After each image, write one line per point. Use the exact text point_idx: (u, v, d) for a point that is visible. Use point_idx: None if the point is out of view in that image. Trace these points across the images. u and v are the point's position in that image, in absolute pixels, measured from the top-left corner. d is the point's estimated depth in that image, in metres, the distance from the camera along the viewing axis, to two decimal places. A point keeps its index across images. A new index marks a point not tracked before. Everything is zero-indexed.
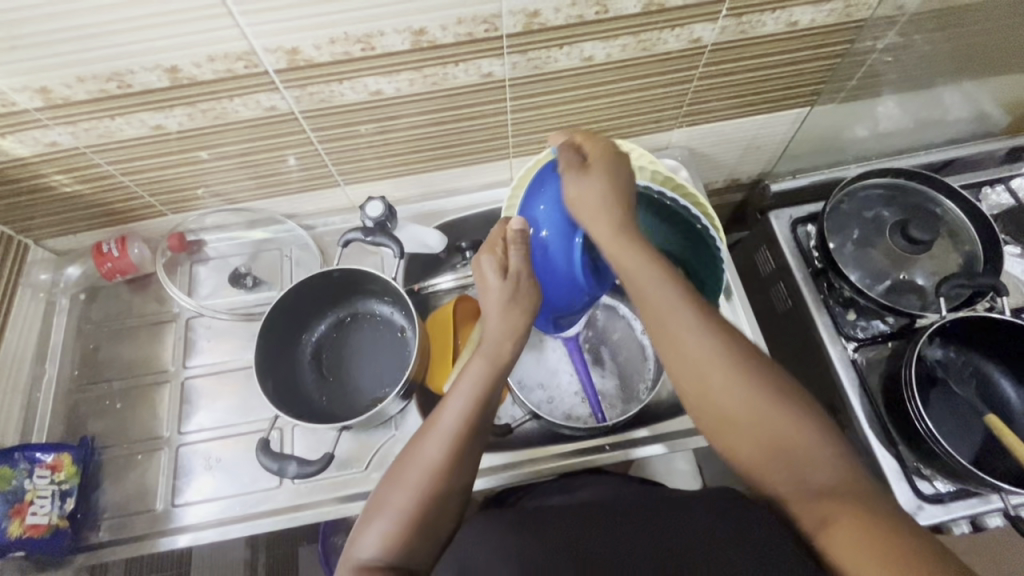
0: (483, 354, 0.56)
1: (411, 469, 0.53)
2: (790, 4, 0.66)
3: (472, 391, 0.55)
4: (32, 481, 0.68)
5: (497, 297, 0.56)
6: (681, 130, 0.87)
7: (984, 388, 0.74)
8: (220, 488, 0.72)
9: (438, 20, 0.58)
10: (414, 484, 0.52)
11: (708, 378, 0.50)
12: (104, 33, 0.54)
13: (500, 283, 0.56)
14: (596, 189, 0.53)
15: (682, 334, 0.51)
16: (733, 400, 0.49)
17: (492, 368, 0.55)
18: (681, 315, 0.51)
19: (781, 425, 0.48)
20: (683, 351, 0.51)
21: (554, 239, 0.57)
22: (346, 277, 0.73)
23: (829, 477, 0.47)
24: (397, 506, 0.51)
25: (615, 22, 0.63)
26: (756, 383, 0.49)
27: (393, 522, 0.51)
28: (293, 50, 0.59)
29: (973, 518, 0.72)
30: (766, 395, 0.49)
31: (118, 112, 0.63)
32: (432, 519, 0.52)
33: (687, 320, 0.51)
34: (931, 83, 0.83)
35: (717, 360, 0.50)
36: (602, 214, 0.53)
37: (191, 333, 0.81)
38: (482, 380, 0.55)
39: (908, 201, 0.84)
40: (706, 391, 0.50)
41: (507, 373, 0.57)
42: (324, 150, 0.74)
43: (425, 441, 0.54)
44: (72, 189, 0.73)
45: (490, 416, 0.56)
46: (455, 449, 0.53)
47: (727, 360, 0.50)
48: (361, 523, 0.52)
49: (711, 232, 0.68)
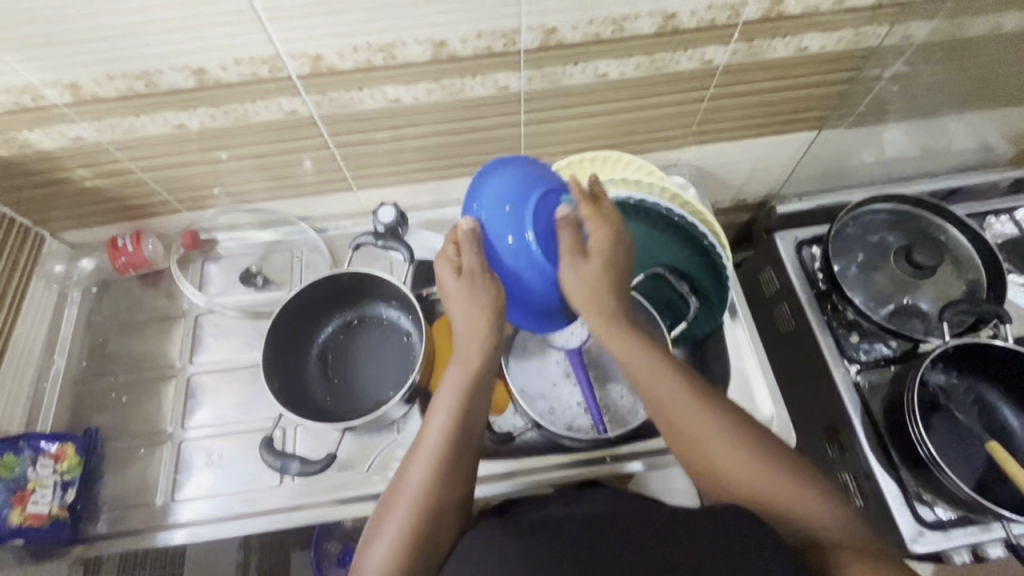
0: (456, 369, 0.58)
1: (401, 494, 0.54)
2: (801, 30, 0.68)
3: (450, 409, 0.56)
4: (35, 470, 0.68)
5: (457, 297, 0.57)
6: (690, 149, 0.88)
7: (986, 415, 0.74)
8: (220, 485, 0.72)
9: (459, 33, 0.60)
10: (403, 507, 0.53)
11: (699, 447, 0.55)
12: (136, 34, 0.56)
13: (472, 297, 0.56)
14: (597, 269, 0.56)
15: (670, 401, 0.56)
16: (716, 472, 0.54)
17: (464, 381, 0.57)
18: (672, 390, 0.56)
19: (781, 489, 0.52)
20: (683, 425, 0.55)
21: (517, 238, 0.56)
22: (354, 278, 0.74)
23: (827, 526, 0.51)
24: (392, 530, 0.53)
25: (629, 41, 0.65)
26: (746, 447, 0.54)
27: (390, 546, 0.52)
28: (317, 57, 0.60)
29: (974, 545, 0.72)
30: (754, 463, 0.53)
31: (144, 110, 0.65)
32: (427, 538, 0.53)
33: (680, 402, 0.55)
34: (937, 112, 0.85)
35: (709, 423, 0.55)
36: (600, 298, 0.56)
37: (199, 329, 0.82)
38: (457, 396, 0.57)
39: (912, 228, 0.85)
40: (705, 459, 0.54)
41: (482, 389, 0.58)
42: (340, 155, 0.76)
43: (411, 464, 0.55)
44: (93, 183, 0.75)
45: (475, 433, 0.57)
46: (440, 467, 0.54)
47: (725, 434, 0.54)
48: (361, 550, 0.54)
49: (716, 249, 0.71)
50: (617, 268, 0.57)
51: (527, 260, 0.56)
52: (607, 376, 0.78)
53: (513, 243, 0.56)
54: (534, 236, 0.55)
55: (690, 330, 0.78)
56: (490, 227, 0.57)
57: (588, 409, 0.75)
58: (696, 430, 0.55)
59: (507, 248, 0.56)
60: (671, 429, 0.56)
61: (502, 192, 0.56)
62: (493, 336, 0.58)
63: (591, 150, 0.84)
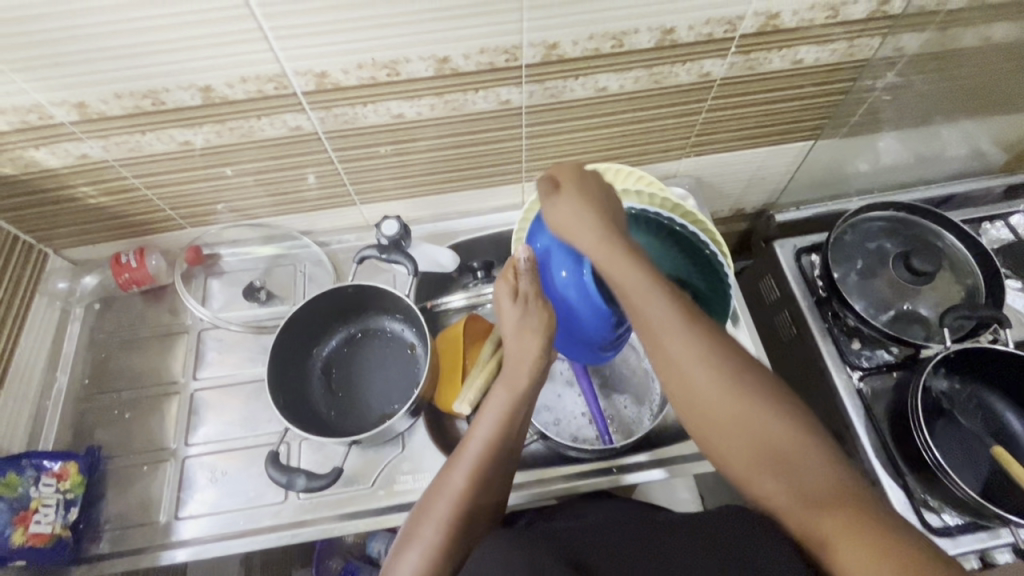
0: (505, 381, 0.59)
1: (439, 498, 0.54)
2: (797, 43, 0.69)
3: (496, 421, 0.57)
4: (37, 489, 0.67)
5: (511, 320, 0.59)
6: (690, 160, 0.89)
7: (989, 419, 0.75)
8: (223, 502, 0.72)
9: (461, 49, 0.61)
10: (441, 512, 0.53)
11: (695, 392, 0.50)
12: (143, 53, 0.56)
13: (523, 322, 0.59)
14: (569, 210, 0.57)
15: (670, 345, 0.51)
16: (702, 405, 0.50)
17: (512, 390, 0.58)
18: (666, 324, 0.51)
19: (770, 431, 0.48)
20: (667, 355, 0.51)
21: (571, 278, 0.61)
22: (359, 292, 0.75)
23: (823, 478, 0.46)
24: (428, 535, 0.52)
25: (628, 56, 0.66)
26: (741, 387, 0.49)
27: (425, 552, 0.51)
28: (322, 74, 0.61)
29: (982, 551, 0.72)
30: (745, 399, 0.49)
31: (150, 128, 0.65)
32: (461, 544, 0.53)
33: (670, 329, 0.51)
34: (931, 121, 0.86)
35: (704, 364, 0.50)
36: (580, 227, 0.56)
37: (202, 344, 0.82)
38: (506, 407, 0.57)
39: (910, 234, 0.86)
40: (702, 404, 0.50)
41: (527, 401, 0.59)
42: (343, 170, 0.77)
43: (452, 470, 0.55)
44: (97, 201, 0.75)
45: (515, 444, 0.59)
46: (482, 476, 0.55)
47: (716, 364, 0.50)
48: (394, 554, 0.53)
49: (717, 258, 0.71)
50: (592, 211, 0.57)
51: (574, 290, 0.61)
52: (609, 388, 0.79)
53: (564, 276, 0.61)
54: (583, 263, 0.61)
55: None
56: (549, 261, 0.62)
57: (593, 420, 0.75)
58: (689, 364, 0.50)
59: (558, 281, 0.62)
60: (658, 360, 0.52)
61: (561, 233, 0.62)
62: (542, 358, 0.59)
63: (592, 161, 0.84)
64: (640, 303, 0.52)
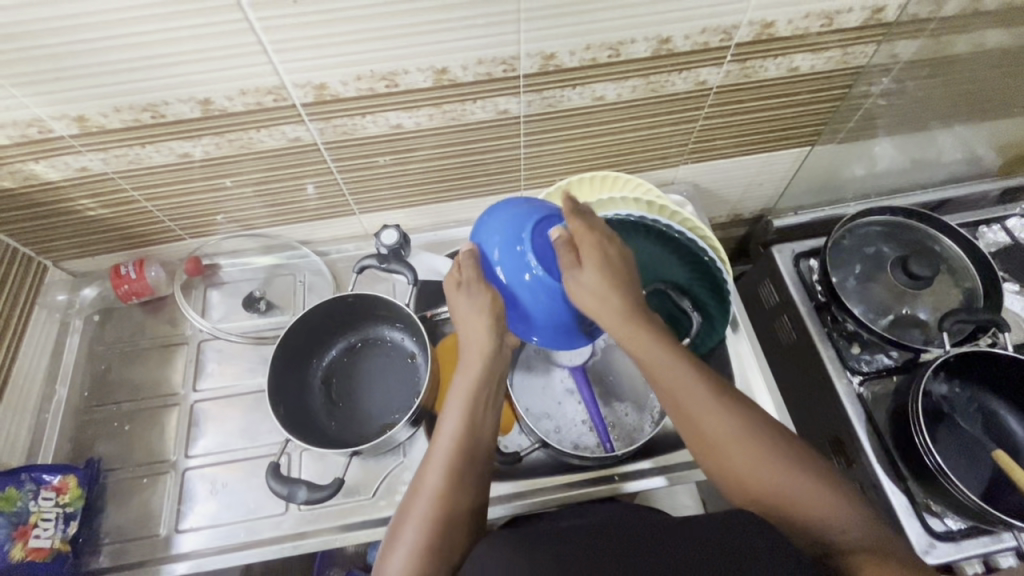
0: (461, 372, 0.61)
1: (417, 496, 0.55)
2: (792, 51, 0.70)
3: (461, 411, 0.58)
4: (36, 503, 0.67)
5: (461, 309, 0.60)
6: (687, 167, 0.90)
7: (990, 423, 0.75)
8: (223, 514, 0.71)
9: (459, 60, 0.61)
10: (419, 510, 0.54)
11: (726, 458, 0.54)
12: (142, 67, 0.57)
13: (471, 306, 0.59)
14: (595, 283, 0.56)
15: (696, 408, 0.56)
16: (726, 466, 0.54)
17: (469, 381, 0.60)
18: (690, 388, 0.56)
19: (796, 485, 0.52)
20: (696, 417, 0.56)
21: (505, 255, 0.59)
22: (358, 302, 0.75)
23: (849, 530, 0.50)
24: (409, 535, 0.53)
25: (625, 65, 0.67)
26: (761, 443, 0.54)
27: (409, 553, 0.52)
28: (321, 86, 0.62)
29: (985, 556, 0.72)
30: (767, 454, 0.54)
31: (150, 140, 0.65)
32: (446, 542, 0.53)
33: (694, 391, 0.56)
34: (926, 127, 0.87)
35: (728, 426, 0.55)
36: (611, 306, 0.56)
37: (202, 355, 0.82)
38: (467, 395, 0.59)
39: (907, 239, 0.87)
40: (724, 465, 0.54)
41: (487, 387, 0.60)
42: (342, 180, 0.77)
43: (426, 469, 0.56)
44: (97, 213, 0.75)
45: (485, 436, 0.59)
46: (453, 470, 0.56)
47: (735, 423, 0.55)
48: (380, 559, 0.53)
49: (716, 264, 0.72)
50: (615, 281, 0.56)
51: (545, 294, 0.58)
52: (610, 395, 0.78)
53: (529, 279, 0.58)
54: (550, 270, 0.58)
55: (695, 344, 0.78)
56: (488, 245, 0.60)
57: (594, 427, 0.75)
58: (712, 429, 0.55)
59: (525, 287, 0.58)
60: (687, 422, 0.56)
61: (499, 222, 0.60)
62: (492, 341, 0.60)
63: (591, 169, 0.85)
64: (662, 370, 0.57)
